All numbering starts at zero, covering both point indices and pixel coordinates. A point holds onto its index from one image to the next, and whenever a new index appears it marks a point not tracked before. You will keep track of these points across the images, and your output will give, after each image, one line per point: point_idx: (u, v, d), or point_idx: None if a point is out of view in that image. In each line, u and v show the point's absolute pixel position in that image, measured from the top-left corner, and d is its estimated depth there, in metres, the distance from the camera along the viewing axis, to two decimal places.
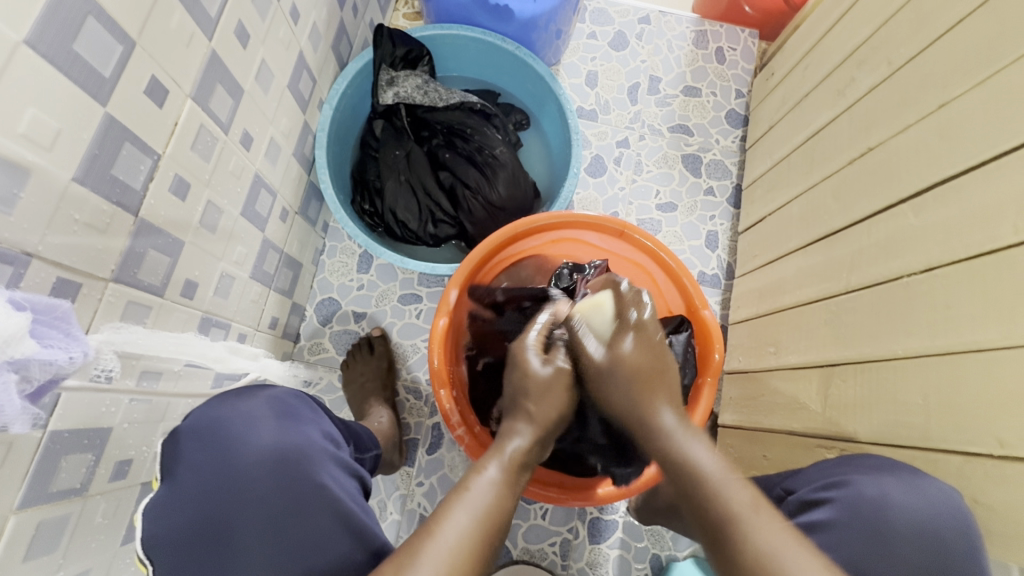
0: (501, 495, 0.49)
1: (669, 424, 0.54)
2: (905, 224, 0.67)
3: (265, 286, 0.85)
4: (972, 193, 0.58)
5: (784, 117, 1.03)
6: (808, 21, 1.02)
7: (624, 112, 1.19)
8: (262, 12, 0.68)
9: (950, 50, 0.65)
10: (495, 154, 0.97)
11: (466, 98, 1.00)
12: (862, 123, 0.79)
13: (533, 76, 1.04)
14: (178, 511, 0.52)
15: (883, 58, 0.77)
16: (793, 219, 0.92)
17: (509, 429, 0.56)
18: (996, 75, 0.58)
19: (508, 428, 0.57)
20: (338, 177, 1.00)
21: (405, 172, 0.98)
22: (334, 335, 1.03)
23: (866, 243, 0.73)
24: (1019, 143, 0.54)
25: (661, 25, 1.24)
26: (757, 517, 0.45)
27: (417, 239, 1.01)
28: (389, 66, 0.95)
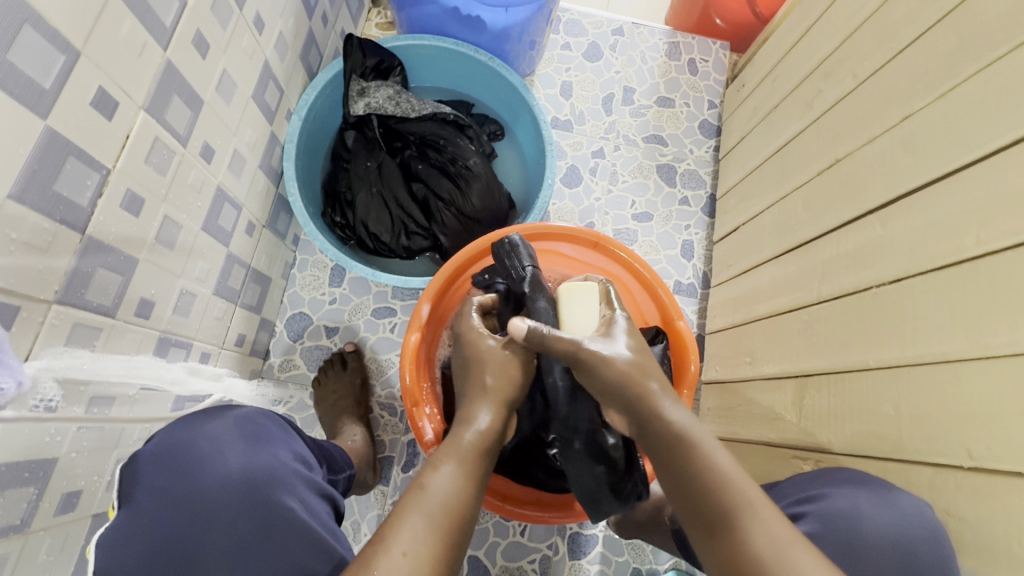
0: (459, 489, 0.49)
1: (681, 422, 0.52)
2: (873, 235, 0.67)
3: (230, 303, 0.82)
4: (937, 204, 0.59)
5: (755, 127, 1.04)
6: (777, 33, 1.04)
7: (599, 122, 1.19)
8: (223, 21, 0.66)
9: (912, 65, 0.67)
10: (469, 165, 0.95)
11: (439, 109, 0.98)
12: (830, 135, 0.80)
13: (506, 87, 1.03)
14: (131, 545, 0.49)
15: (848, 70, 0.78)
16: (765, 229, 0.92)
17: (469, 412, 0.57)
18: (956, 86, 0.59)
19: (468, 413, 0.57)
20: (308, 189, 0.97)
21: (378, 183, 0.96)
22: (305, 351, 1.00)
23: (836, 253, 0.73)
24: (981, 155, 0.55)
25: (634, 37, 1.25)
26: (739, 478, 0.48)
27: (390, 251, 0.99)
28: (360, 76, 0.93)
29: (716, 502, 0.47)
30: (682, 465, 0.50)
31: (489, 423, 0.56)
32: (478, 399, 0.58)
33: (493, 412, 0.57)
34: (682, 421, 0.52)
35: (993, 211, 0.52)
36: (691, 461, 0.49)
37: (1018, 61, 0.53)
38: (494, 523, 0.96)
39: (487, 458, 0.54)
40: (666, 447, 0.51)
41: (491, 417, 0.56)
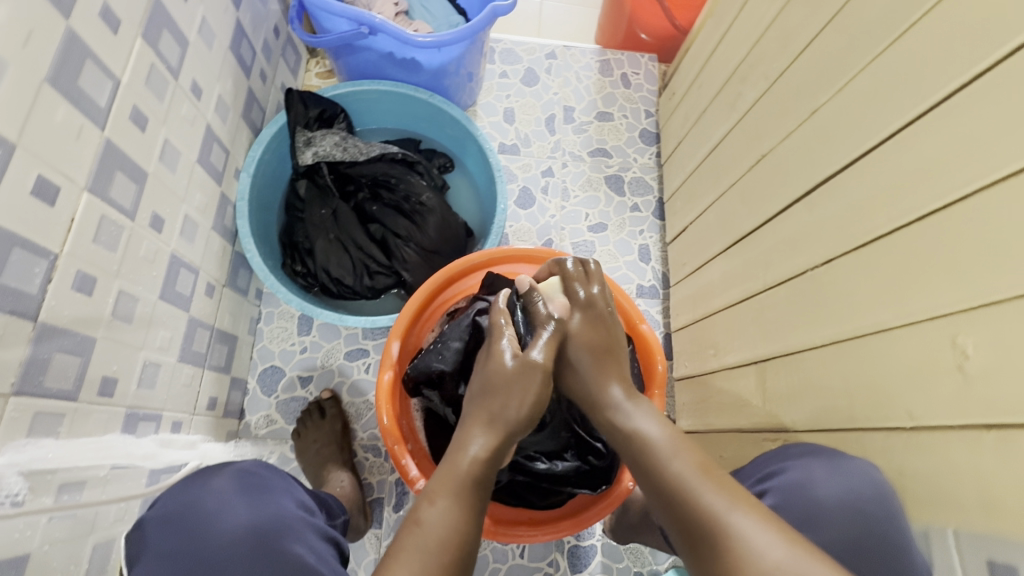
0: (456, 516, 0.51)
1: (618, 396, 0.59)
2: (803, 221, 0.72)
3: (197, 367, 0.82)
4: (852, 187, 0.64)
5: (689, 132, 1.09)
6: (697, 42, 1.11)
7: (544, 142, 1.24)
8: (159, 93, 0.68)
9: (812, 64, 0.73)
10: (422, 200, 0.98)
11: (387, 149, 1.01)
12: (752, 134, 0.85)
13: (449, 121, 1.07)
14: None
15: (760, 73, 0.84)
16: (710, 226, 0.97)
17: (465, 435, 0.57)
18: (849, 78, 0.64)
19: (465, 433, 0.57)
20: (265, 243, 0.97)
21: (334, 229, 0.97)
22: (281, 404, 0.99)
23: (774, 242, 0.78)
24: (882, 138, 0.60)
25: (567, 59, 1.31)
26: (673, 435, 0.54)
27: (355, 294, 0.98)
28: (305, 127, 0.96)
29: (659, 475, 0.50)
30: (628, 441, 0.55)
31: (486, 447, 0.56)
32: (476, 421, 0.58)
33: (488, 436, 0.57)
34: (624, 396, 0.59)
35: (896, 190, 0.57)
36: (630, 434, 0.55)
37: (900, 52, 0.58)
38: (492, 549, 0.96)
39: (486, 483, 0.55)
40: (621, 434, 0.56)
41: (487, 443, 0.56)
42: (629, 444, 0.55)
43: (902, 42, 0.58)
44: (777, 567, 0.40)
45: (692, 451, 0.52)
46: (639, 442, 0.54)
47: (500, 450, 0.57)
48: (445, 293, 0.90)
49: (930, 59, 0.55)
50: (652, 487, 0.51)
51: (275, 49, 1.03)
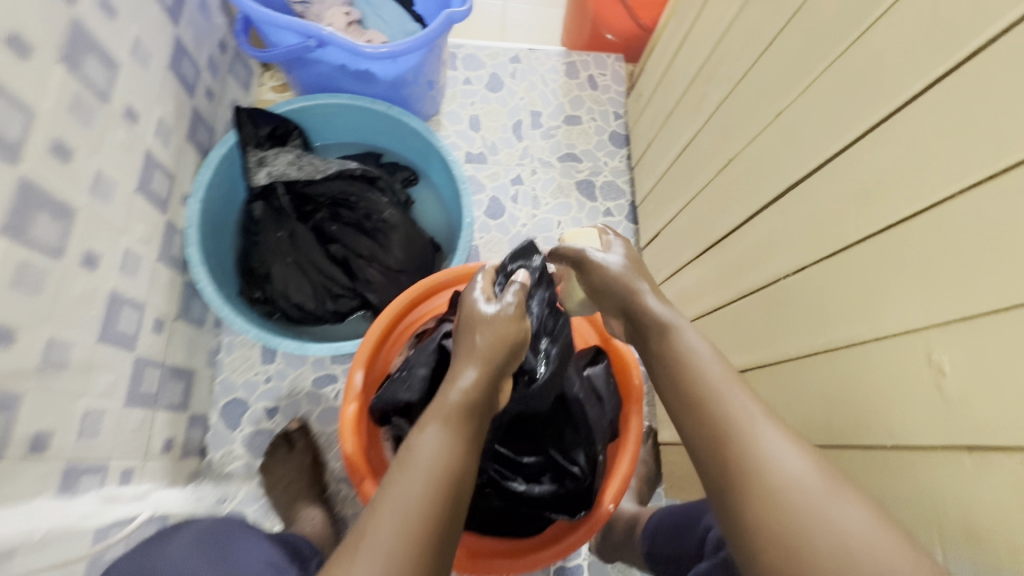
0: (447, 451, 0.49)
1: (653, 303, 0.58)
2: (773, 227, 0.70)
3: (148, 408, 0.77)
4: (821, 193, 0.61)
5: (657, 134, 1.06)
6: (661, 42, 1.08)
7: (512, 149, 1.20)
8: (86, 121, 0.63)
9: (775, 64, 0.70)
10: (384, 218, 0.94)
11: (344, 166, 0.97)
12: (719, 136, 0.83)
13: (410, 133, 1.03)
14: None
15: (724, 73, 0.82)
16: (682, 231, 0.94)
17: (457, 367, 0.54)
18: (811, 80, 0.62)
19: (456, 368, 0.55)
20: (220, 270, 0.92)
21: (292, 252, 0.93)
22: (246, 438, 0.94)
23: (746, 248, 0.76)
24: (847, 143, 0.58)
25: (532, 62, 1.28)
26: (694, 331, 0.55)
27: (319, 318, 0.94)
28: (256, 146, 0.92)
29: (685, 373, 0.52)
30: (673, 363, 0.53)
31: (476, 379, 0.53)
32: (466, 356, 0.55)
33: (478, 369, 0.54)
34: (668, 315, 0.56)
35: (865, 197, 0.55)
36: (662, 335, 0.55)
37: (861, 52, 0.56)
38: None
39: (478, 414, 0.53)
40: (652, 332, 0.56)
41: (479, 373, 0.54)
42: (660, 357, 0.55)
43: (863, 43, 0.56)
44: (796, 480, 0.42)
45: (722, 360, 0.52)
46: (665, 339, 0.55)
47: (490, 377, 0.54)
48: (413, 314, 0.87)
49: (892, 61, 0.53)
50: (675, 377, 0.52)
51: (222, 65, 0.98)
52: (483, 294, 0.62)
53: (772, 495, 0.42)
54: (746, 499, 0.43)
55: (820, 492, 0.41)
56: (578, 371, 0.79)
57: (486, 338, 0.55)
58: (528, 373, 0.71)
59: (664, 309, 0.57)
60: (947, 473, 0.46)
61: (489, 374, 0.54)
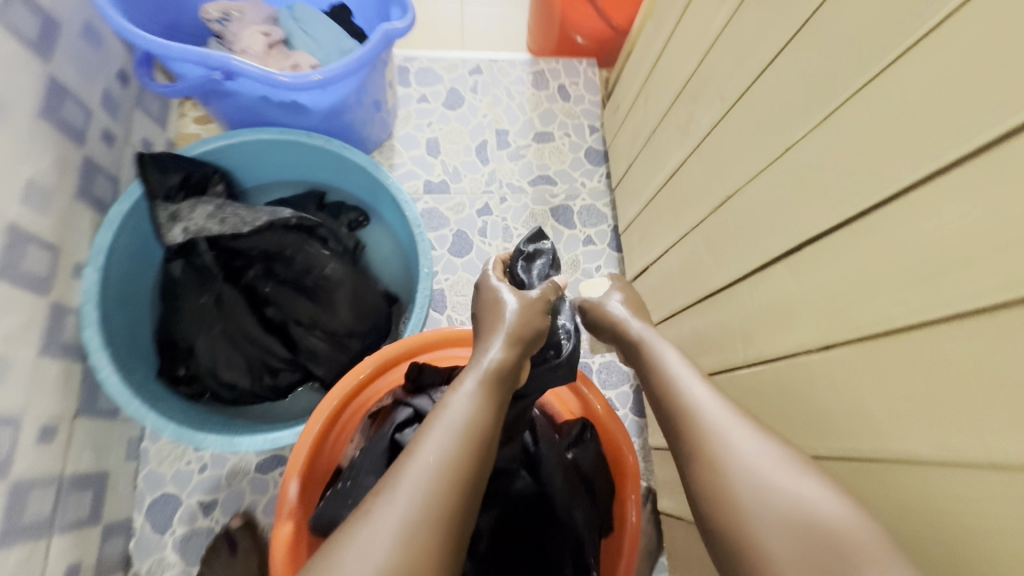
0: (479, 411, 0.47)
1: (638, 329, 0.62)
2: (784, 287, 0.56)
3: (39, 537, 0.63)
4: (839, 257, 0.48)
5: (638, 155, 0.93)
6: (638, 47, 0.95)
7: (477, 175, 1.06)
8: None
9: (778, 87, 0.55)
10: (326, 274, 0.79)
11: (275, 215, 0.80)
12: (711, 167, 0.69)
13: (354, 169, 0.89)
14: None
15: (715, 92, 0.67)
16: (672, 272, 0.81)
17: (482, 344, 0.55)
18: (822, 112, 0.49)
19: (481, 343, 0.56)
20: (132, 348, 0.77)
21: (219, 322, 0.77)
22: (178, 542, 0.80)
23: (751, 306, 0.62)
24: (865, 207, 0.45)
25: (494, 73, 1.14)
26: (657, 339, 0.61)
27: (257, 395, 0.80)
28: (167, 199, 0.77)
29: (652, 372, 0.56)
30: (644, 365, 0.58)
31: (506, 354, 0.54)
32: (490, 333, 0.57)
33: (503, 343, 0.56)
34: (641, 331, 0.62)
35: (912, 276, 0.41)
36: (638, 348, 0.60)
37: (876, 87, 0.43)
38: None
39: (505, 388, 0.53)
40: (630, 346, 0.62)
41: (505, 353, 0.55)
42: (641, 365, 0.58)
43: (880, 80, 0.42)
44: (754, 467, 0.41)
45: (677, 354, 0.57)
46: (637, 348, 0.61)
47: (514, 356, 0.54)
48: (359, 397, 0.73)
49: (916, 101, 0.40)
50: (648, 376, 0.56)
51: (123, 100, 0.83)
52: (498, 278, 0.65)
53: (725, 481, 0.41)
54: (709, 472, 0.43)
55: (772, 466, 0.41)
56: (558, 460, 0.69)
57: (514, 318, 0.57)
58: (553, 348, 0.67)
59: (640, 327, 0.62)
60: None
61: (519, 349, 0.55)
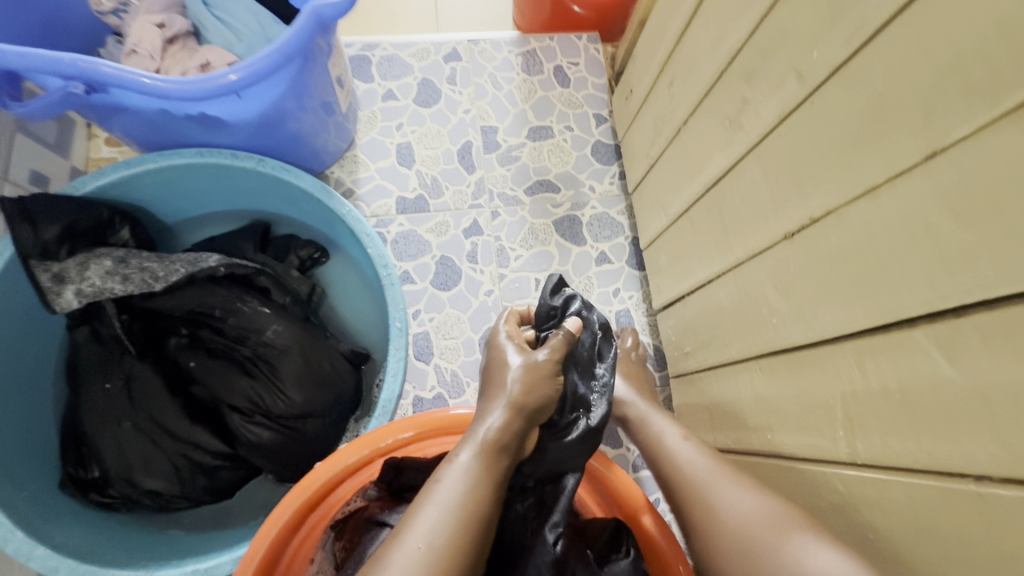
0: (477, 488, 0.40)
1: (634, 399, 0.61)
2: (918, 365, 0.37)
3: None
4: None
5: (663, 152, 0.73)
6: (657, 12, 0.74)
7: (461, 186, 0.87)
8: None
9: (911, 56, 0.35)
10: (267, 338, 0.61)
11: (197, 267, 0.62)
12: (780, 175, 0.49)
13: (301, 194, 0.70)
14: None
15: (784, 70, 0.47)
16: (720, 309, 0.62)
17: (484, 400, 0.45)
18: (1011, 95, 0.29)
19: (482, 398, 0.45)
20: (17, 453, 0.58)
21: (131, 412, 0.60)
22: None
23: (851, 381, 0.43)
24: None
25: (476, 58, 0.93)
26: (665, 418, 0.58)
27: (190, 500, 0.62)
28: (45, 259, 0.57)
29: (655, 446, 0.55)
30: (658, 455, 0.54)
31: (508, 421, 0.43)
32: (488, 392, 0.45)
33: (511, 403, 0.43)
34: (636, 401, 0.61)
35: None
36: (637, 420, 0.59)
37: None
38: None
39: (510, 454, 0.43)
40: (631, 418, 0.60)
41: (511, 416, 0.43)
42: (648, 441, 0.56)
43: None
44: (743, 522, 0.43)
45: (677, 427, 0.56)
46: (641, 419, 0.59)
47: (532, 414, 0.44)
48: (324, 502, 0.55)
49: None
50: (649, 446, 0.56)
51: None
52: (511, 329, 0.50)
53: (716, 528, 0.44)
54: (696, 528, 0.46)
55: (748, 522, 0.43)
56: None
57: (519, 381, 0.44)
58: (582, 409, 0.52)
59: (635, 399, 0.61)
60: None
61: (528, 418, 0.44)
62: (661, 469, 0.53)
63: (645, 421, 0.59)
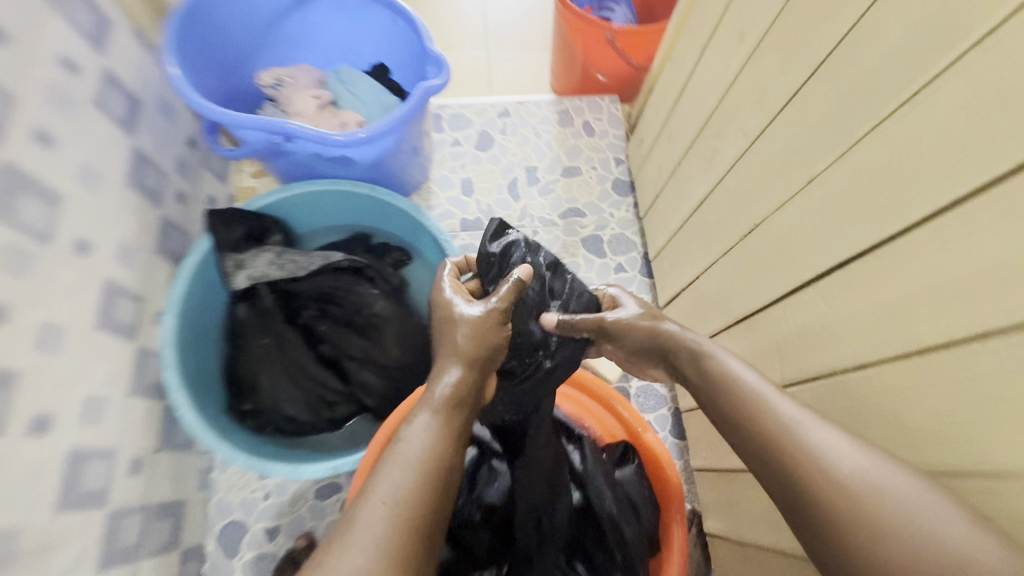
0: (436, 442, 0.47)
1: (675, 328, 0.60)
2: (816, 310, 0.59)
3: (127, 564, 0.69)
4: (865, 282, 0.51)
5: (665, 185, 0.97)
6: (660, 84, 0.99)
7: (509, 211, 1.12)
8: (22, 272, 0.57)
9: (799, 123, 0.58)
10: (375, 311, 0.86)
11: (329, 258, 0.88)
12: (738, 197, 0.72)
13: (398, 212, 0.95)
14: None
15: (737, 128, 0.71)
16: (706, 297, 0.84)
17: (439, 368, 0.54)
18: (842, 145, 0.52)
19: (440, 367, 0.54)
20: (203, 385, 0.84)
21: (280, 360, 0.84)
22: (245, 567, 0.86)
23: (784, 330, 0.65)
24: (891, 232, 0.47)
25: (522, 114, 1.21)
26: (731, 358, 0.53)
27: (314, 428, 0.86)
28: (233, 250, 0.84)
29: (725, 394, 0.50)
30: (718, 383, 0.51)
31: (461, 376, 0.53)
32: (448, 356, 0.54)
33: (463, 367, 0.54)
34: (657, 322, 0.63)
35: (935, 293, 0.44)
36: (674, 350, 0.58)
37: (896, 131, 0.46)
38: None
39: (466, 408, 0.52)
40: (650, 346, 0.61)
41: (464, 371, 0.53)
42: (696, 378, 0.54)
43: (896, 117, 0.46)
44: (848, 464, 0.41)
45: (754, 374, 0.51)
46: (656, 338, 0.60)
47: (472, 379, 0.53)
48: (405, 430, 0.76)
49: (933, 139, 0.42)
50: (711, 395, 0.52)
51: (194, 162, 0.92)
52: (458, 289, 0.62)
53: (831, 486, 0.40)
54: (802, 480, 0.42)
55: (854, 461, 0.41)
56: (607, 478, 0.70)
57: (468, 339, 0.55)
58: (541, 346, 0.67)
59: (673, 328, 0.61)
60: None
61: (477, 370, 0.54)
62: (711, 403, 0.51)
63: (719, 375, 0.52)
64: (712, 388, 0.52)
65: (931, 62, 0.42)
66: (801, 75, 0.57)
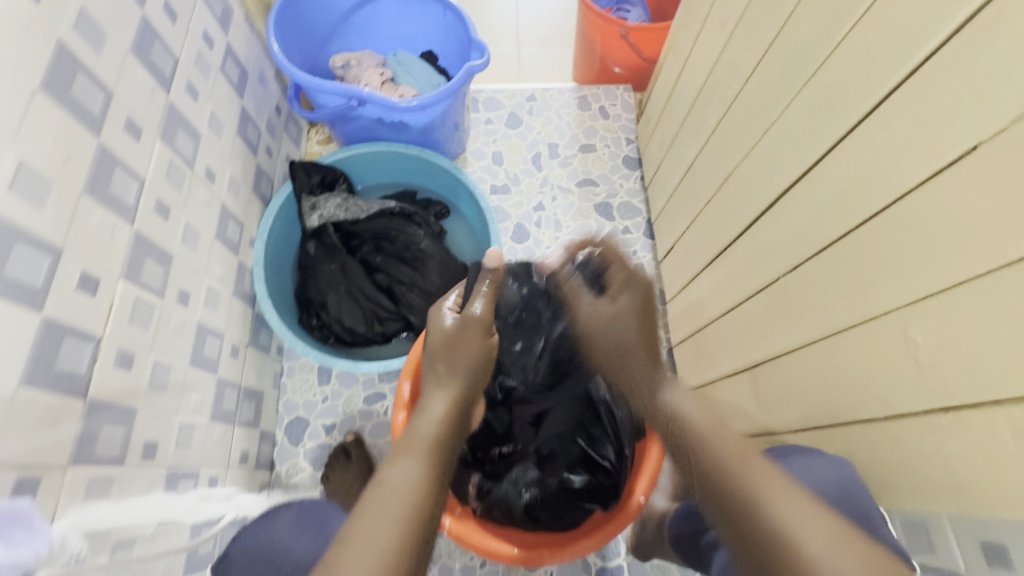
0: (420, 476, 0.58)
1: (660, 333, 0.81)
2: (770, 233, 0.76)
3: (228, 424, 0.89)
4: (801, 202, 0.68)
5: (666, 155, 1.15)
6: (664, 71, 1.17)
7: (533, 179, 1.31)
8: (178, 184, 0.77)
9: (760, 90, 0.76)
10: (421, 247, 1.06)
11: (385, 205, 1.09)
12: (718, 154, 0.89)
13: (440, 171, 1.15)
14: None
15: (718, 99, 0.89)
16: (695, 243, 1.01)
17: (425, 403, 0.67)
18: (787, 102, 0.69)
19: (426, 404, 0.67)
20: (281, 300, 1.04)
21: (344, 282, 1.04)
22: (308, 453, 1.05)
23: (750, 253, 0.81)
24: (817, 160, 0.64)
25: (546, 99, 1.40)
26: (739, 453, 0.61)
27: (368, 340, 1.05)
28: (310, 194, 1.05)
29: (721, 467, 0.58)
30: (704, 448, 0.61)
31: (443, 411, 0.65)
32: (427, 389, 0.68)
33: (443, 403, 0.66)
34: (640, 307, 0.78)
35: (843, 198, 0.60)
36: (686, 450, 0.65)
37: (819, 86, 0.63)
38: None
39: (445, 438, 0.64)
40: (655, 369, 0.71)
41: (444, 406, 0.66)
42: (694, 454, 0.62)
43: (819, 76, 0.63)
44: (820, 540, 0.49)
45: (756, 461, 0.58)
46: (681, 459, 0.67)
47: (455, 416, 0.66)
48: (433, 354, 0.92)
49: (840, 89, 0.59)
50: (711, 469, 0.59)
51: (278, 125, 1.14)
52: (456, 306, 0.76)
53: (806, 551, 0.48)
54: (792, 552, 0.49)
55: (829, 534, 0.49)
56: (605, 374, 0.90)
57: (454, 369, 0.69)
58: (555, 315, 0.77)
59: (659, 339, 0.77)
60: (923, 411, 0.54)
61: (457, 406, 0.67)
62: (703, 471, 0.59)
63: (711, 450, 0.61)
64: (709, 462, 0.59)
65: (836, 35, 0.60)
66: (760, 52, 0.75)
